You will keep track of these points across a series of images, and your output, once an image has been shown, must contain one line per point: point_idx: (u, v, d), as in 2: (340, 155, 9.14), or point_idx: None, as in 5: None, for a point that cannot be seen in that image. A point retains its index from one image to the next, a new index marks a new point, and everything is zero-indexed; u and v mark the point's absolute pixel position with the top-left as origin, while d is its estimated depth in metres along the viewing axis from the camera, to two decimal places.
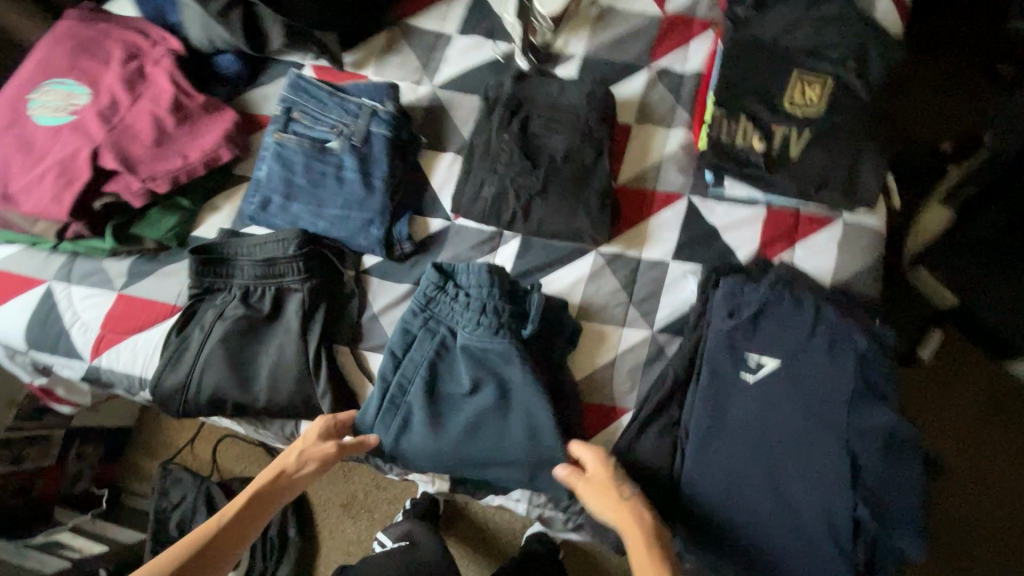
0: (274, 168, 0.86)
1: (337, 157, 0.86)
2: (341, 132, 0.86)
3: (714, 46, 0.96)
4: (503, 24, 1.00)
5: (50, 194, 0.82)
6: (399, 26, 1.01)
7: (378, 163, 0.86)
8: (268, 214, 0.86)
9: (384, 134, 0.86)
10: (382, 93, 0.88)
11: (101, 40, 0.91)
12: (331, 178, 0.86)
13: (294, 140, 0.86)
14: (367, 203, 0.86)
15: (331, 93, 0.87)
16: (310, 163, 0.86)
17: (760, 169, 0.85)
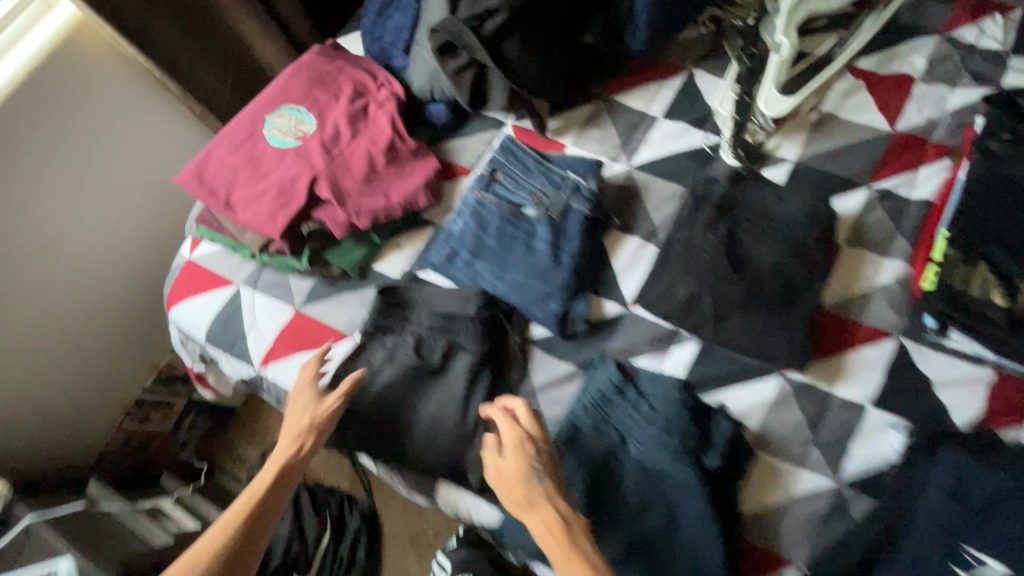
0: (469, 224, 0.88)
1: (530, 225, 0.87)
2: (540, 203, 0.87)
3: (952, 178, 0.87)
4: (713, 116, 0.98)
5: (267, 211, 0.88)
6: (605, 101, 1.01)
7: (570, 238, 0.85)
8: (452, 266, 0.87)
9: (583, 212, 0.86)
10: (588, 170, 0.89)
11: (336, 76, 0.98)
12: (521, 244, 0.86)
13: (495, 202, 0.88)
14: (551, 276, 0.84)
15: (537, 162, 0.90)
16: (504, 226, 0.87)
17: (1002, 329, 0.74)
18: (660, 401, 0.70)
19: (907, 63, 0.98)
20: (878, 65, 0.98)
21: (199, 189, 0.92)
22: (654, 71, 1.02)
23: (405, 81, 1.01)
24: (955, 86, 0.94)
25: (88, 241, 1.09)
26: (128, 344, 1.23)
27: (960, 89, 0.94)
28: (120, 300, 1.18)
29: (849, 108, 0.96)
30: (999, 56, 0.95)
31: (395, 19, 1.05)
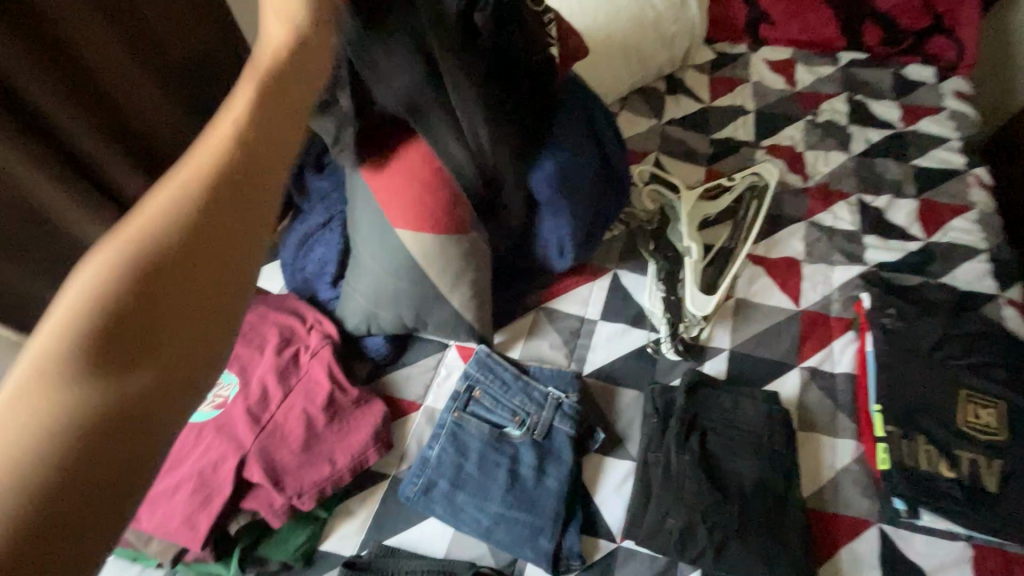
0: (448, 450, 0.81)
1: (513, 446, 0.81)
2: (522, 421, 0.83)
3: (863, 350, 0.97)
4: (649, 315, 1.02)
5: (182, 513, 0.72)
6: (543, 309, 1.03)
7: (555, 460, 0.80)
8: (429, 499, 0.79)
9: (567, 432, 0.82)
10: (565, 381, 0.86)
11: (258, 325, 0.90)
12: (505, 470, 0.79)
13: (475, 423, 0.83)
14: (540, 506, 0.77)
15: (516, 376, 0.86)
16: (486, 451, 0.81)
17: (960, 502, 0.79)
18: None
19: (790, 246, 1.12)
20: (768, 250, 1.11)
21: None
22: (583, 275, 1.07)
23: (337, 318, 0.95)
24: (832, 264, 1.09)
25: None
26: None
27: (837, 267, 1.09)
28: None
29: (758, 291, 1.06)
30: (854, 235, 1.13)
31: (316, 253, 1.01)
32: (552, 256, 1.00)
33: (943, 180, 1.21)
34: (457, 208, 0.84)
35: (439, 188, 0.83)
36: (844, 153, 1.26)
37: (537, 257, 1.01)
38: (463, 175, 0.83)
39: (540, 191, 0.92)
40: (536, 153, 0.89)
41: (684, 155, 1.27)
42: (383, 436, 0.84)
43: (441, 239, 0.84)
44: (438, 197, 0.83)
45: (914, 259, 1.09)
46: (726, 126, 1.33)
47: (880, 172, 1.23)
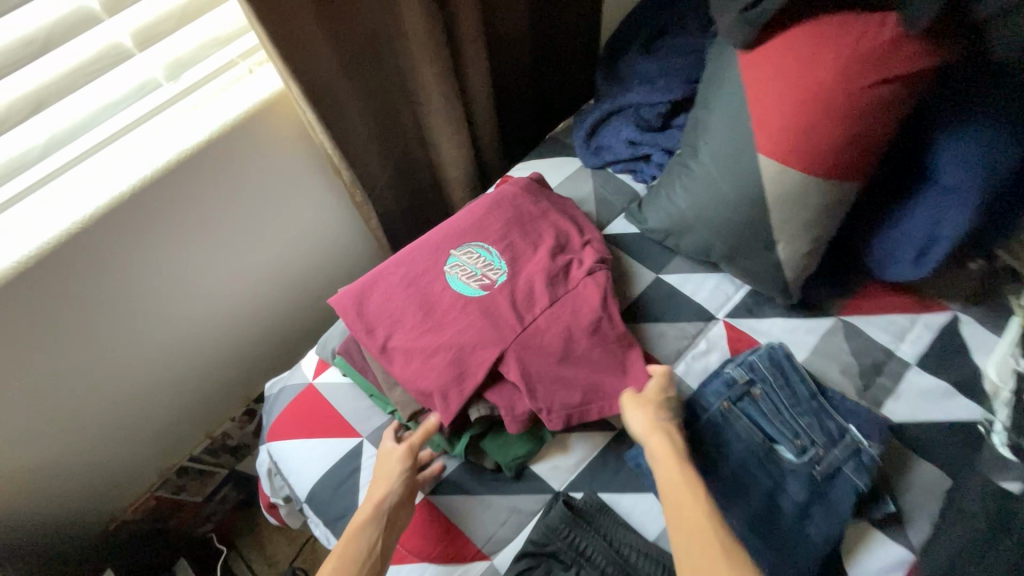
0: (704, 438, 0.70)
1: (781, 472, 0.67)
2: (801, 449, 0.68)
3: None
4: (984, 384, 0.77)
5: (437, 379, 0.71)
6: (841, 321, 0.83)
7: (829, 514, 0.65)
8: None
9: (858, 487, 0.65)
10: (874, 429, 0.69)
11: (539, 220, 0.84)
12: (761, 495, 0.66)
13: (744, 423, 0.70)
14: (798, 556, 0.62)
15: (812, 396, 0.71)
16: (747, 460, 0.68)
17: None
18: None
19: None
20: None
21: (355, 322, 0.76)
22: (908, 302, 0.84)
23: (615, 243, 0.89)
24: None
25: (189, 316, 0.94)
26: (193, 419, 1.10)
27: None
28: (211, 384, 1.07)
29: None
30: None
31: (625, 135, 0.92)
32: (895, 262, 0.78)
33: None
34: (856, 146, 0.66)
35: (842, 123, 0.65)
36: None
37: (868, 258, 0.81)
38: (884, 111, 0.64)
39: (945, 171, 0.70)
40: (973, 120, 0.67)
41: None
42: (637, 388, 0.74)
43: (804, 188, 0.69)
44: (829, 137, 0.66)
45: None
46: None
47: None
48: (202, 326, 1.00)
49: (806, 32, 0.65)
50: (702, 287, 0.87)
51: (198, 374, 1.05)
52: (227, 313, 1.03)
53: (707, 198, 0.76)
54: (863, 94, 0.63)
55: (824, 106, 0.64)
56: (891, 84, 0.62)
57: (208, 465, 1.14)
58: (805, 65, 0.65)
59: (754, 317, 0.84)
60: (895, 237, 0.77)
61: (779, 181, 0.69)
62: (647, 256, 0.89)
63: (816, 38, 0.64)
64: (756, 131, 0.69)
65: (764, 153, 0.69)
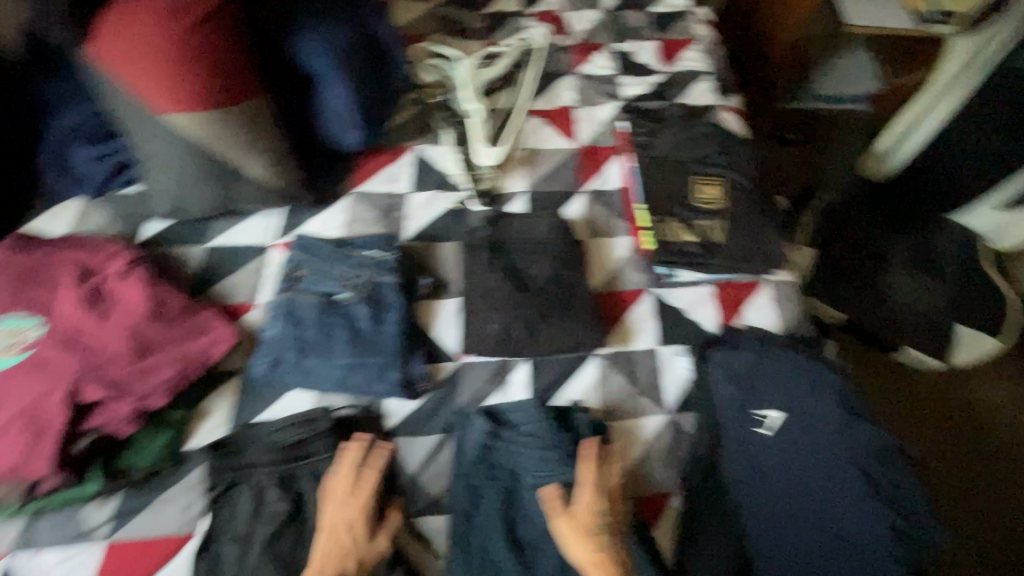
0: (285, 326, 0.86)
1: (347, 307, 0.89)
2: (349, 285, 0.90)
3: (626, 168, 1.18)
4: (449, 179, 1.13)
5: (18, 450, 0.71)
6: (352, 193, 1.08)
7: (389, 309, 0.90)
8: (280, 372, 0.85)
9: (392, 282, 0.92)
10: (384, 244, 0.96)
11: (49, 268, 0.86)
12: (343, 330, 0.88)
13: (303, 297, 0.88)
14: (382, 347, 0.89)
15: (336, 249, 0.92)
16: (321, 317, 0.88)
17: (700, 256, 1.04)
18: (505, 467, 0.82)
19: (562, 98, 1.29)
20: (546, 104, 1.27)
21: None
22: (387, 156, 1.14)
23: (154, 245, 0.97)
24: (598, 105, 1.28)
25: None
26: None
27: (601, 106, 1.28)
28: None
29: (541, 140, 1.22)
30: (611, 79, 1.33)
31: (87, 153, 0.99)
32: (341, 135, 1.04)
33: (674, 23, 1.45)
34: (223, 74, 0.84)
35: (196, 63, 0.82)
36: (596, 11, 1.45)
37: (321, 140, 1.05)
38: (218, 43, 0.83)
39: (311, 63, 0.96)
40: (297, 27, 0.93)
41: (460, 34, 1.35)
42: (225, 331, 0.87)
43: (216, 117, 0.85)
44: (201, 75, 0.82)
45: (658, 88, 1.32)
46: (494, 2, 1.43)
47: (626, 24, 1.43)
48: None
49: (117, 17, 0.79)
50: (248, 232, 1.01)
51: None
52: None
53: (178, 167, 0.89)
54: (190, 38, 0.80)
55: (174, 57, 0.80)
56: (202, 24, 0.81)
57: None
58: (135, 38, 0.79)
59: (299, 227, 1.03)
60: (329, 120, 1.02)
61: (195, 121, 0.85)
62: (189, 238, 1.00)
63: (128, 18, 0.79)
64: (148, 100, 0.82)
65: (166, 112, 0.83)
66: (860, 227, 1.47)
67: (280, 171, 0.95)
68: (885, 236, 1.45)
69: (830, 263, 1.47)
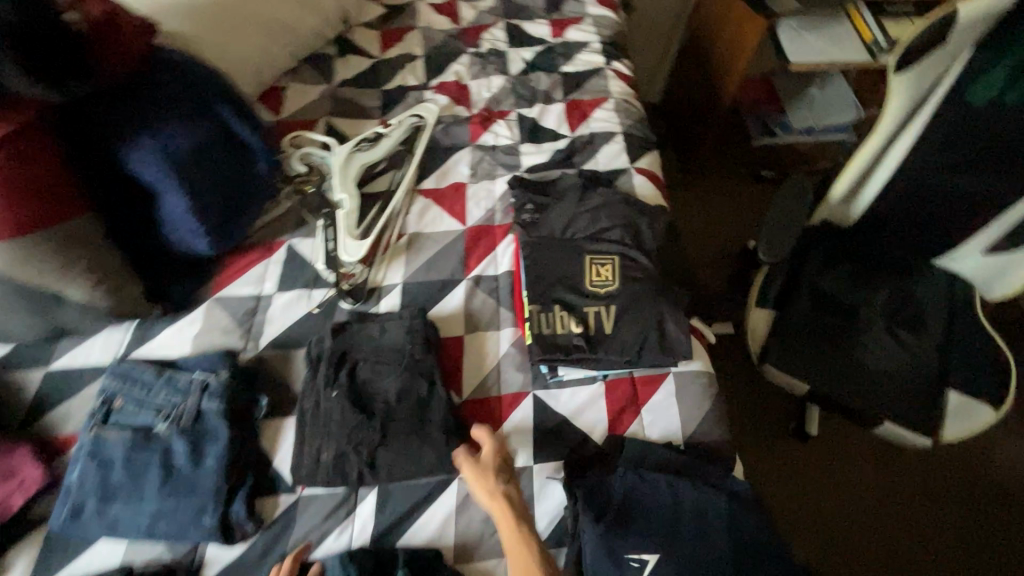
0: (88, 469, 0.78)
1: (164, 441, 0.80)
2: (168, 415, 0.81)
3: (516, 248, 1.07)
4: (320, 275, 1.04)
5: None
6: (213, 298, 1.01)
7: (212, 441, 0.81)
8: (81, 523, 0.76)
9: (217, 408, 0.82)
10: (215, 362, 0.87)
11: None
12: (156, 468, 0.78)
13: (114, 432, 0.79)
14: (200, 486, 0.78)
15: (157, 374, 0.84)
16: (131, 455, 0.79)
17: (584, 350, 0.91)
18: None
19: (457, 173, 1.20)
20: (438, 182, 1.18)
21: None
22: (259, 253, 1.07)
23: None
24: (495, 178, 1.19)
25: None
26: None
27: (499, 179, 1.19)
28: None
29: (427, 222, 1.12)
30: (512, 148, 1.24)
31: None
32: (189, 242, 0.98)
33: (587, 80, 1.36)
34: (20, 203, 0.78)
35: None
36: (504, 75, 1.37)
37: (170, 247, 0.98)
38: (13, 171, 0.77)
39: (142, 173, 0.90)
40: (123, 138, 0.88)
41: (355, 114, 1.30)
42: (33, 473, 0.80)
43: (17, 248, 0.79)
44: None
45: (562, 153, 1.21)
46: (396, 75, 1.37)
47: (534, 86, 1.35)
48: None
49: None
50: (91, 352, 0.95)
51: None
52: None
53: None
54: None
55: None
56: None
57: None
58: None
59: (147, 342, 0.96)
60: (174, 228, 0.96)
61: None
62: (29, 362, 0.93)
63: None
64: None
65: None
66: (822, 278, 1.25)
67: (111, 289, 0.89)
68: (844, 292, 1.24)
69: (790, 326, 1.21)
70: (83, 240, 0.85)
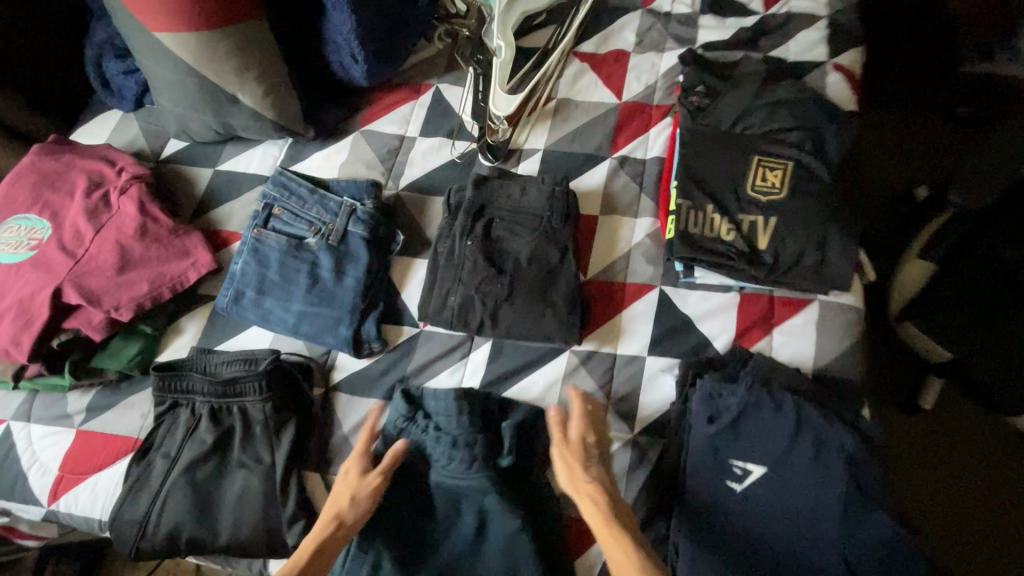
0: (250, 263, 0.86)
1: (312, 254, 0.86)
2: (318, 230, 0.86)
3: (673, 132, 0.97)
4: (462, 126, 1.02)
5: (8, 336, 0.80)
6: (360, 130, 1.03)
7: (353, 263, 0.86)
8: (240, 307, 0.86)
9: (361, 234, 0.86)
10: (362, 190, 0.89)
11: (65, 172, 0.92)
12: (305, 275, 0.86)
13: (273, 235, 0.87)
14: (338, 301, 0.85)
15: (311, 190, 0.87)
16: (285, 259, 0.86)
17: (729, 255, 0.85)
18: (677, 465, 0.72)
19: (621, 39, 1.07)
20: (598, 47, 1.07)
21: None
22: (406, 92, 1.05)
23: (170, 163, 1.02)
24: (662, 52, 1.05)
25: None
26: None
27: (667, 53, 1.05)
28: None
29: (580, 89, 1.04)
30: (689, 18, 1.08)
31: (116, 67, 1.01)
32: (347, 67, 0.97)
33: None
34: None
35: None
36: None
37: (330, 69, 0.99)
38: None
39: None
40: None
41: None
42: (205, 257, 0.89)
43: (202, 39, 0.83)
44: None
45: (747, 33, 1.04)
46: None
47: None
48: None
49: None
50: (252, 160, 1.01)
51: None
52: None
53: (174, 90, 0.89)
54: None
55: None
56: None
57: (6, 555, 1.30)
58: None
59: (301, 161, 1.01)
60: (341, 50, 0.95)
61: (184, 44, 0.83)
62: (202, 160, 1.02)
63: None
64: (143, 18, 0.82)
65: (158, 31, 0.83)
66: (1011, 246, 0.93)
67: (276, 99, 0.92)
68: None
69: (946, 290, 0.96)
70: (257, 44, 0.86)
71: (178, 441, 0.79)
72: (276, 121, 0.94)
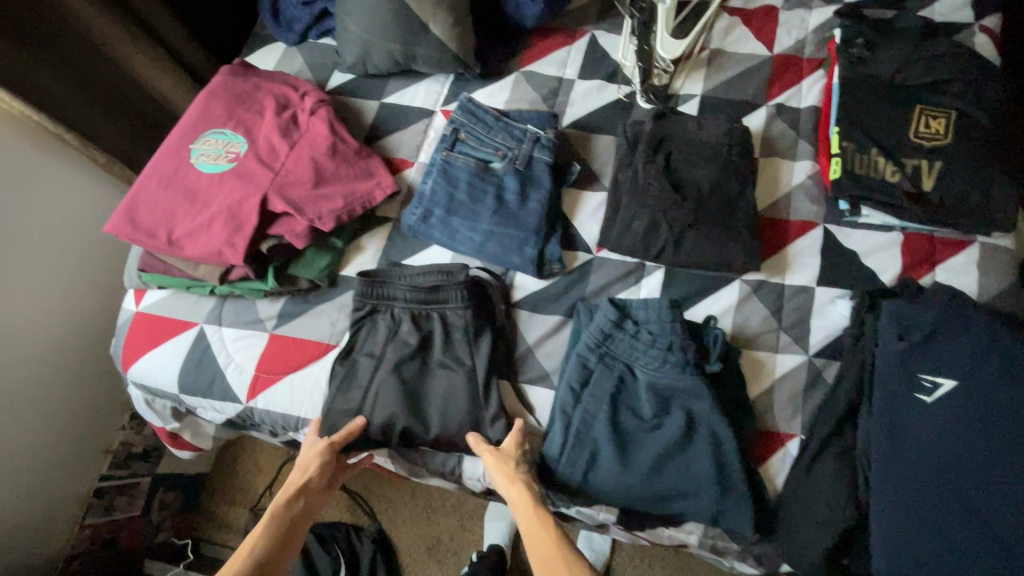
0: (440, 182, 0.91)
1: (498, 177, 0.91)
2: (504, 155, 0.91)
3: (829, 82, 1.02)
4: (622, 70, 1.06)
5: (221, 237, 0.84)
6: (521, 71, 1.07)
7: (537, 187, 0.90)
8: (428, 225, 0.90)
9: (546, 160, 0.91)
10: (544, 121, 0.94)
11: (255, 93, 0.96)
12: (492, 196, 0.90)
13: (462, 158, 0.92)
14: (524, 222, 0.88)
15: (497, 118, 0.94)
16: (473, 180, 0.91)
17: (899, 195, 0.88)
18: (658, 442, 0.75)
19: None
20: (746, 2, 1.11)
21: (135, 233, 0.87)
22: (564, 36, 1.09)
23: (339, 94, 1.06)
24: (811, 9, 1.09)
25: (25, 307, 1.01)
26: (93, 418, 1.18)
27: (815, 10, 1.09)
28: (64, 356, 1.10)
29: (731, 41, 1.08)
30: None
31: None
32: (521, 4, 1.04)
33: None
34: None
35: None
36: None
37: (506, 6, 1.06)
38: None
39: None
40: None
41: None
42: (388, 178, 0.92)
43: None
44: None
45: None
46: None
47: None
48: (51, 316, 1.06)
49: None
50: (417, 95, 1.05)
51: (74, 369, 1.12)
52: (57, 306, 1.07)
53: (370, 18, 0.95)
54: None
55: None
56: None
57: (129, 478, 1.21)
58: None
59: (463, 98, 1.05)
60: None
61: None
62: (369, 92, 1.06)
63: None
64: None
65: None
66: None
67: (461, 33, 0.96)
68: None
69: None
70: None
71: (382, 343, 0.83)
72: (454, 54, 0.99)
